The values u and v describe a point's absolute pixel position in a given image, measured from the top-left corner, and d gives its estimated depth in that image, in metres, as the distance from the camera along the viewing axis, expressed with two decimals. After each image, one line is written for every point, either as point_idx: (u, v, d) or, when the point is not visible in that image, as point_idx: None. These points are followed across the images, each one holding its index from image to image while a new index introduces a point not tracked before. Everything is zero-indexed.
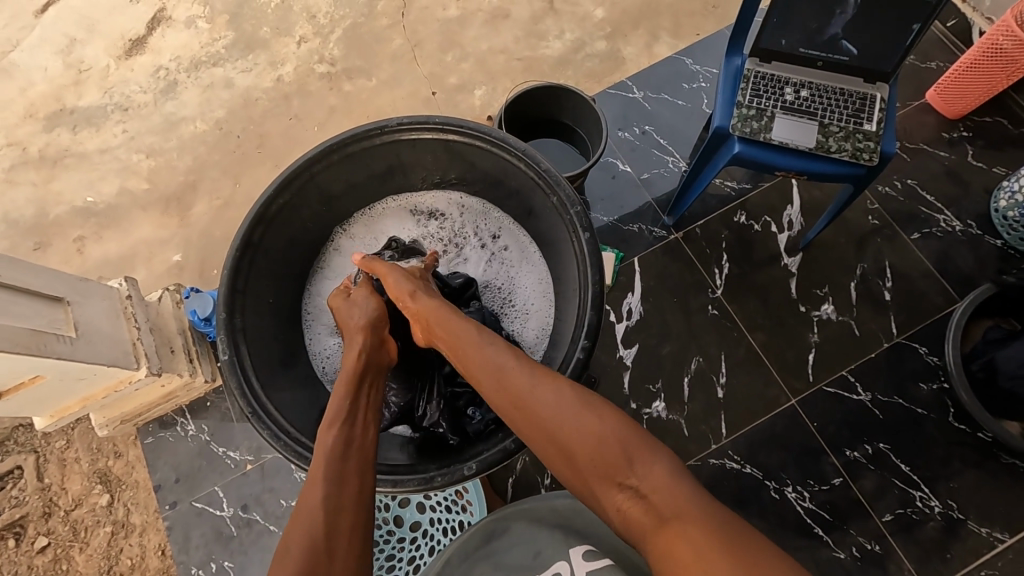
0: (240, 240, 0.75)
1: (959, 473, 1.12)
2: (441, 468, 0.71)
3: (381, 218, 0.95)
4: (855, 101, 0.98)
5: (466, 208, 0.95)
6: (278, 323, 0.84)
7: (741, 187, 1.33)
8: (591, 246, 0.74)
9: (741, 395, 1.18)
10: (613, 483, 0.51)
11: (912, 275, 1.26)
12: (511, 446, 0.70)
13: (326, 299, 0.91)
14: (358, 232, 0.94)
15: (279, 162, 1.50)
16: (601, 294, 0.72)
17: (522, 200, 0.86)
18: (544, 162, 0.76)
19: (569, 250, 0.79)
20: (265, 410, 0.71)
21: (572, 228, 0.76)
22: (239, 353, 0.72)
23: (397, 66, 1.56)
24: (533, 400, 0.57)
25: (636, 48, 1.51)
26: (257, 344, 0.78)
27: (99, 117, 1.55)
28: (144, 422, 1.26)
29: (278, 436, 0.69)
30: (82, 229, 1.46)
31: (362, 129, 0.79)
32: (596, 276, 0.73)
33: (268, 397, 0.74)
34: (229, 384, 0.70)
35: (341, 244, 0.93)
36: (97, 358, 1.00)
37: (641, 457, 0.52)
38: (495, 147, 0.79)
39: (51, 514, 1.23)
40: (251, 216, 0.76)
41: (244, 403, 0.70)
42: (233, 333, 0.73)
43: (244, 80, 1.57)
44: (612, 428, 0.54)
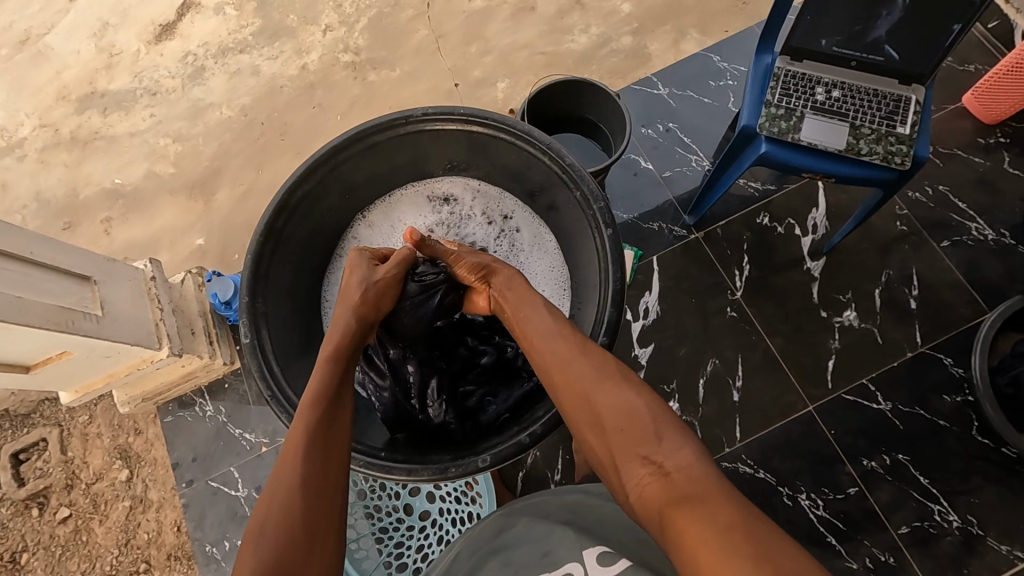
0: (265, 225, 0.76)
1: (980, 488, 1.09)
2: (455, 459, 0.71)
3: (397, 205, 0.94)
4: (889, 103, 0.95)
5: (480, 193, 0.94)
6: (299, 310, 0.85)
7: (765, 189, 1.31)
8: (613, 243, 0.74)
9: (756, 399, 1.17)
10: (636, 455, 0.53)
11: (940, 284, 1.22)
12: (526, 441, 0.70)
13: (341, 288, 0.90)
14: (375, 220, 0.93)
15: (301, 150, 1.51)
16: (622, 292, 0.72)
17: (543, 194, 0.85)
18: (568, 156, 0.76)
19: (590, 246, 0.79)
20: (285, 395, 0.72)
21: (595, 224, 0.75)
22: (261, 338, 0.74)
23: (420, 57, 1.56)
24: (575, 370, 0.61)
25: (662, 44, 1.49)
26: (278, 330, 0.79)
27: (128, 101, 1.58)
28: (164, 401, 1.28)
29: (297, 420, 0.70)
30: (110, 210, 1.49)
31: (387, 118, 0.79)
32: (617, 273, 0.72)
33: (289, 382, 0.75)
34: (250, 368, 0.71)
35: (357, 231, 0.93)
36: (121, 336, 1.03)
37: (669, 438, 0.53)
38: (518, 139, 0.78)
39: (73, 487, 1.27)
40: (276, 202, 0.77)
41: (265, 387, 0.71)
42: (255, 319, 0.74)
43: (270, 68, 1.59)
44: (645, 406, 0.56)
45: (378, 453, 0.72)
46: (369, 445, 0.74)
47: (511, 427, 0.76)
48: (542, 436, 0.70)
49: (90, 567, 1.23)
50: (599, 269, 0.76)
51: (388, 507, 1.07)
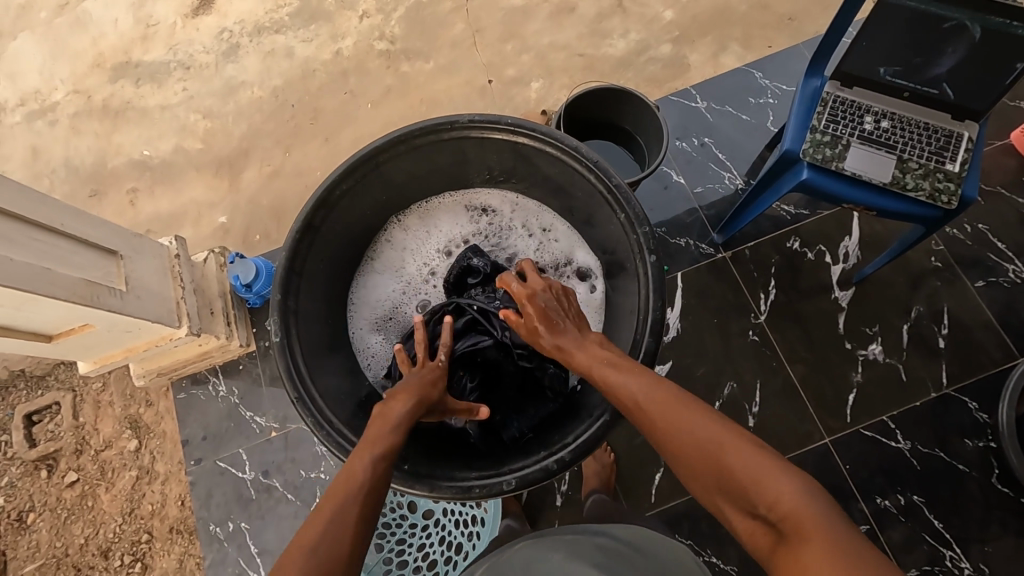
0: (302, 222, 0.75)
1: (997, 538, 1.07)
2: (479, 480, 0.71)
3: (435, 212, 0.95)
4: (940, 138, 0.92)
5: (520, 206, 0.94)
6: (329, 309, 0.85)
7: (797, 213, 1.28)
8: (656, 271, 0.72)
9: (773, 427, 1.15)
10: (738, 505, 0.51)
11: (971, 324, 1.19)
12: (552, 467, 0.70)
13: (370, 292, 0.92)
14: (411, 224, 0.94)
15: (330, 135, 1.50)
16: (662, 322, 0.70)
17: (584, 210, 0.84)
18: (616, 176, 0.74)
19: (630, 271, 0.77)
20: (311, 398, 0.72)
21: (638, 249, 0.74)
22: (290, 337, 0.73)
23: (456, 51, 1.55)
24: (658, 421, 0.58)
25: (702, 55, 1.46)
26: (307, 328, 0.79)
27: (161, 74, 1.58)
28: (178, 377, 1.29)
29: (320, 424, 0.70)
30: (137, 181, 1.50)
31: (433, 122, 0.77)
32: (658, 301, 0.71)
33: (314, 383, 0.74)
34: (278, 367, 0.71)
35: (393, 235, 0.94)
36: (143, 313, 1.03)
37: (771, 484, 0.49)
38: (565, 154, 0.77)
39: (83, 452, 1.29)
40: (314, 199, 0.76)
41: (292, 389, 0.70)
42: (285, 316, 0.74)
43: (304, 51, 1.58)
44: (738, 456, 0.52)
45: (400, 464, 0.72)
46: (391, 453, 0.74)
47: (538, 450, 0.76)
48: (569, 464, 0.70)
49: (93, 532, 1.25)
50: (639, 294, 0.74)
51: (392, 504, 1.07)
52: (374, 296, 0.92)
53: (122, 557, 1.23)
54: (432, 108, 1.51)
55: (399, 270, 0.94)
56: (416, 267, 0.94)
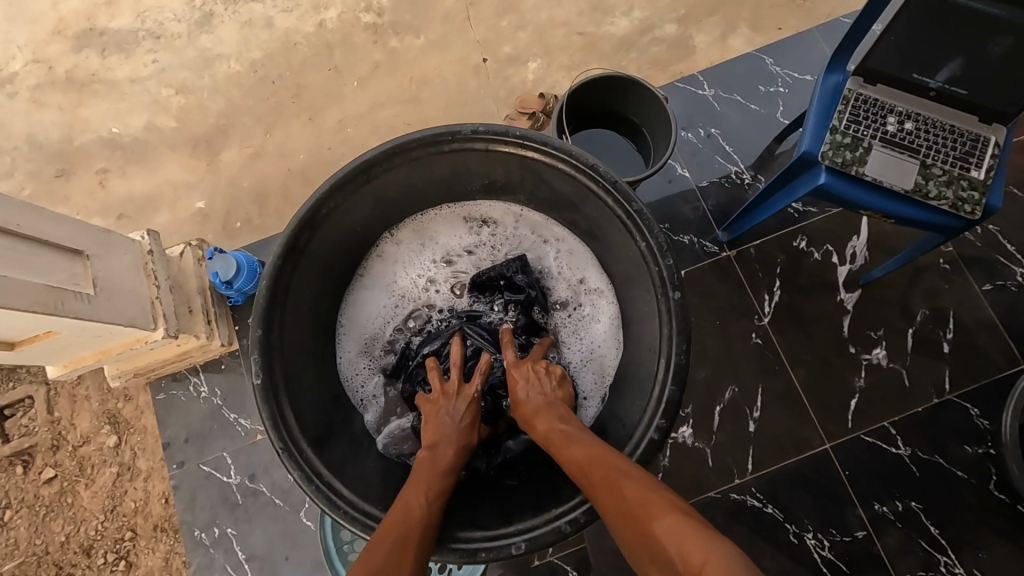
0: (285, 244, 0.74)
1: (991, 545, 1.07)
2: (486, 540, 0.70)
3: (432, 223, 0.93)
4: (965, 142, 0.88)
5: (522, 218, 0.93)
6: (314, 335, 0.83)
7: (805, 210, 1.23)
8: (680, 307, 0.71)
9: (774, 432, 1.13)
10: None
11: (976, 328, 1.17)
12: (565, 529, 0.69)
13: (359, 310, 0.91)
14: (405, 236, 0.92)
15: (314, 115, 1.40)
16: (686, 367, 0.70)
17: (599, 231, 0.83)
18: (637, 201, 0.73)
19: (650, 306, 0.76)
20: (298, 446, 0.71)
21: (660, 284, 0.73)
22: (272, 378, 0.72)
23: (449, 26, 1.44)
24: (603, 491, 0.61)
25: (709, 37, 1.38)
26: (293, 362, 0.77)
27: (129, 43, 1.46)
28: (157, 376, 1.23)
29: (309, 478, 0.70)
30: (107, 161, 1.39)
31: (433, 132, 0.75)
32: (683, 344, 0.71)
33: (298, 424, 0.73)
34: (262, 413, 0.70)
35: (387, 248, 0.92)
36: (114, 317, 0.96)
37: (697, 552, 0.49)
38: (578, 172, 0.76)
39: (60, 448, 1.23)
40: (298, 219, 0.74)
41: (276, 438, 0.70)
42: (267, 351, 0.72)
43: (284, 22, 1.46)
44: (668, 528, 0.52)
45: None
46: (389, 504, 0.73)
47: (547, 503, 0.74)
48: (583, 525, 0.69)
49: (74, 530, 1.20)
50: (659, 332, 0.74)
51: None
52: (365, 313, 0.91)
53: (105, 555, 1.19)
54: (423, 88, 1.41)
55: (394, 286, 0.92)
56: (411, 282, 0.93)
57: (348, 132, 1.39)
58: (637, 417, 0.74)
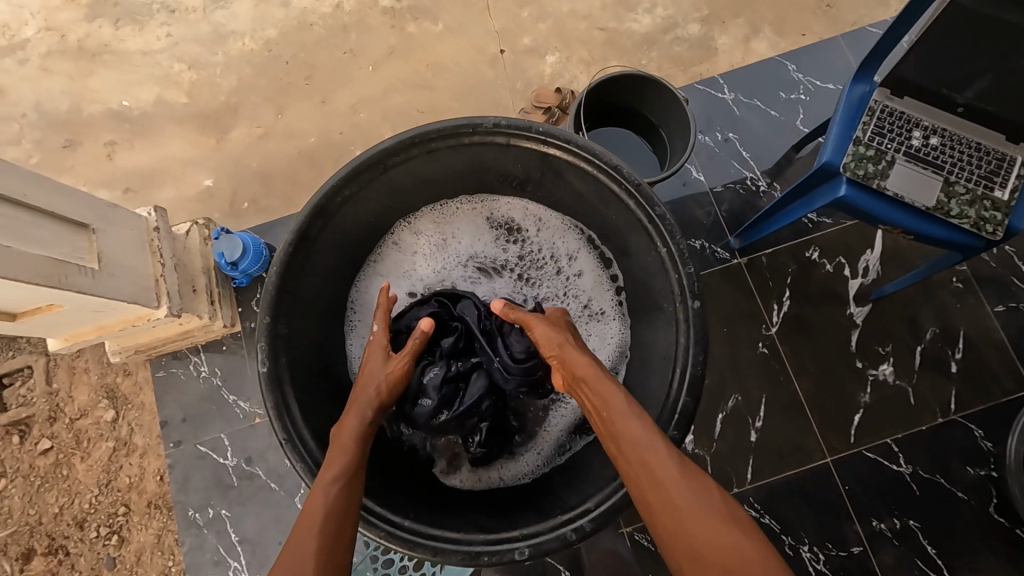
0: (296, 233, 0.72)
1: (987, 567, 1.06)
2: (489, 544, 0.69)
3: (452, 217, 0.92)
4: (991, 161, 0.87)
5: (545, 224, 0.91)
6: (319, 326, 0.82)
7: (819, 221, 1.21)
8: (699, 318, 0.70)
9: (775, 443, 1.12)
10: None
11: (986, 349, 1.16)
12: (570, 536, 0.68)
13: (369, 299, 0.90)
14: (424, 228, 0.91)
15: (327, 98, 1.38)
16: (701, 379, 0.69)
17: (619, 237, 0.82)
18: (660, 207, 0.72)
19: (667, 316, 0.75)
20: (302, 438, 0.70)
21: (679, 293, 0.72)
22: (277, 367, 0.71)
23: (468, 14, 1.42)
24: (671, 490, 0.58)
25: (732, 39, 1.36)
26: (298, 353, 0.77)
27: (142, 15, 1.44)
28: (157, 354, 1.22)
29: (312, 472, 0.69)
30: (115, 133, 1.37)
31: (454, 123, 0.74)
32: (700, 356, 0.70)
33: (302, 415, 0.73)
34: (265, 403, 0.69)
35: (407, 236, 0.91)
36: (118, 293, 0.96)
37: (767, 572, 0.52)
38: (601, 172, 0.74)
39: (57, 420, 1.22)
40: (310, 207, 0.73)
41: (280, 429, 0.69)
42: (273, 342, 0.72)
43: (301, 1, 1.44)
44: (739, 541, 0.54)
45: (406, 515, 0.71)
46: (394, 503, 0.72)
47: (553, 510, 0.74)
48: (589, 533, 0.68)
49: (68, 501, 1.20)
50: (675, 342, 0.73)
51: None
52: (374, 301, 0.90)
53: (97, 528, 1.19)
54: (439, 75, 1.39)
55: (408, 274, 0.91)
56: (426, 271, 0.92)
57: (360, 117, 1.37)
58: None
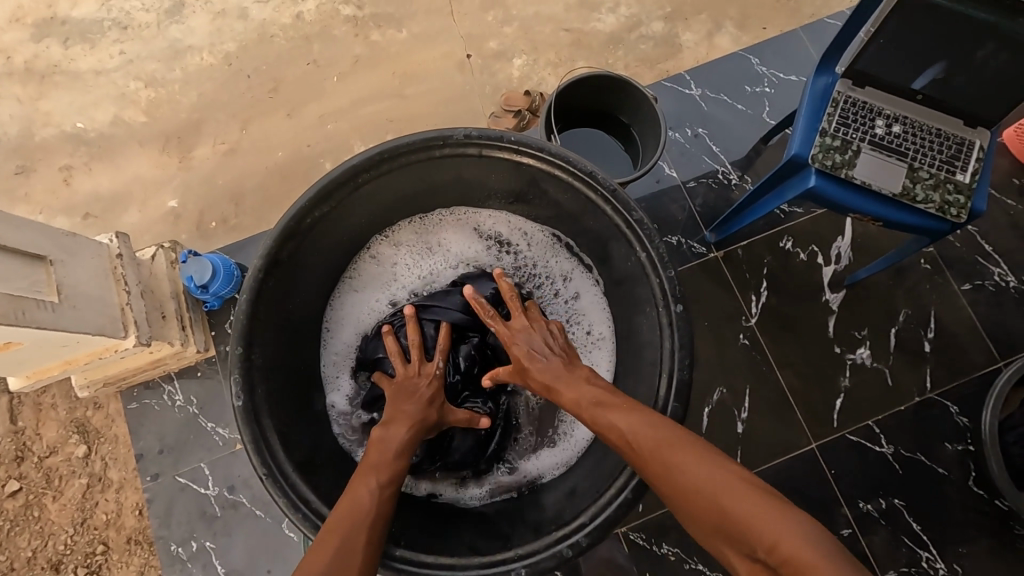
0: (266, 257, 0.70)
1: (971, 540, 1.09)
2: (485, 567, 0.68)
3: (435, 230, 0.91)
4: (952, 146, 0.89)
5: (530, 237, 0.90)
6: (295, 350, 0.80)
7: (791, 211, 1.23)
8: (682, 321, 0.71)
9: (762, 434, 1.13)
10: (741, 551, 0.54)
11: (957, 328, 1.19)
12: (567, 552, 0.67)
13: (351, 315, 0.88)
14: (405, 241, 0.90)
15: (293, 111, 1.35)
16: (688, 382, 0.69)
17: (597, 242, 0.82)
18: (637, 211, 0.72)
19: (650, 318, 0.75)
20: (283, 471, 0.68)
21: (661, 296, 0.72)
22: (254, 399, 0.69)
23: (433, 20, 1.40)
24: (659, 467, 0.60)
25: (696, 36, 1.37)
26: (275, 381, 0.74)
27: (93, 33, 1.39)
28: (128, 385, 1.17)
29: (296, 507, 0.66)
30: (71, 157, 1.32)
31: (425, 136, 0.73)
32: (685, 357, 0.70)
33: (282, 448, 0.70)
34: (242, 436, 0.67)
35: (387, 248, 0.89)
36: (82, 325, 0.92)
37: (769, 526, 0.52)
38: (577, 179, 0.74)
39: (24, 459, 1.17)
40: (281, 230, 0.71)
41: (259, 464, 0.67)
42: (248, 372, 0.69)
43: (260, 13, 1.41)
44: (739, 503, 0.54)
45: (397, 542, 0.70)
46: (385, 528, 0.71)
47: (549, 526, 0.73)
48: (586, 547, 0.67)
49: (42, 544, 1.14)
50: (659, 345, 0.73)
51: None
52: (356, 318, 0.89)
53: (74, 570, 1.14)
54: (406, 83, 1.37)
55: (388, 286, 0.89)
56: (406, 284, 0.90)
57: (328, 128, 1.35)
58: None
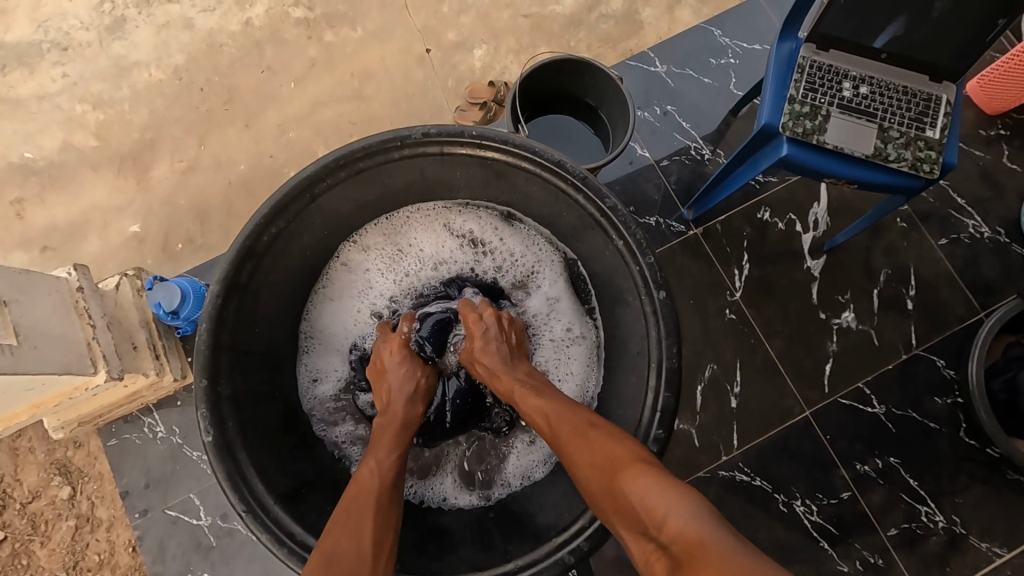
0: (226, 280, 0.67)
1: (966, 489, 1.11)
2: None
3: (406, 232, 0.87)
4: (920, 102, 0.89)
5: (505, 234, 0.87)
6: (268, 373, 0.77)
7: (766, 181, 1.23)
8: (666, 307, 0.69)
9: (755, 406, 1.13)
10: (640, 533, 0.55)
11: (937, 283, 1.20)
12: (568, 559, 0.66)
13: (328, 326, 0.86)
14: (376, 245, 0.86)
15: (251, 121, 1.30)
16: (677, 368, 0.68)
17: (573, 232, 0.80)
18: (610, 197, 0.70)
19: (633, 303, 0.73)
20: (264, 505, 0.66)
21: (642, 282, 0.70)
22: (226, 433, 0.66)
23: (387, 15, 1.36)
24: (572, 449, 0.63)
25: (657, 11, 1.35)
26: (248, 410, 0.71)
27: (31, 56, 1.32)
28: (106, 422, 1.13)
29: (282, 541, 0.64)
30: (21, 188, 1.26)
31: (381, 139, 0.70)
32: (672, 343, 0.68)
33: (261, 480, 0.68)
34: (216, 471, 0.64)
35: (360, 254, 0.86)
36: (47, 366, 0.87)
37: (662, 509, 0.54)
38: (546, 170, 0.71)
39: (6, 507, 1.12)
40: (239, 250, 0.68)
41: (238, 501, 0.64)
42: (218, 405, 0.66)
43: (206, 22, 1.35)
44: (641, 483, 0.56)
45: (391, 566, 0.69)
46: None
47: (548, 534, 0.72)
48: (586, 552, 0.66)
49: None
50: (644, 332, 0.71)
51: None
52: (333, 329, 0.86)
53: None
54: (365, 83, 1.33)
55: (365, 294, 0.87)
56: (381, 289, 0.87)
57: (290, 137, 1.30)
58: (632, 424, 0.72)
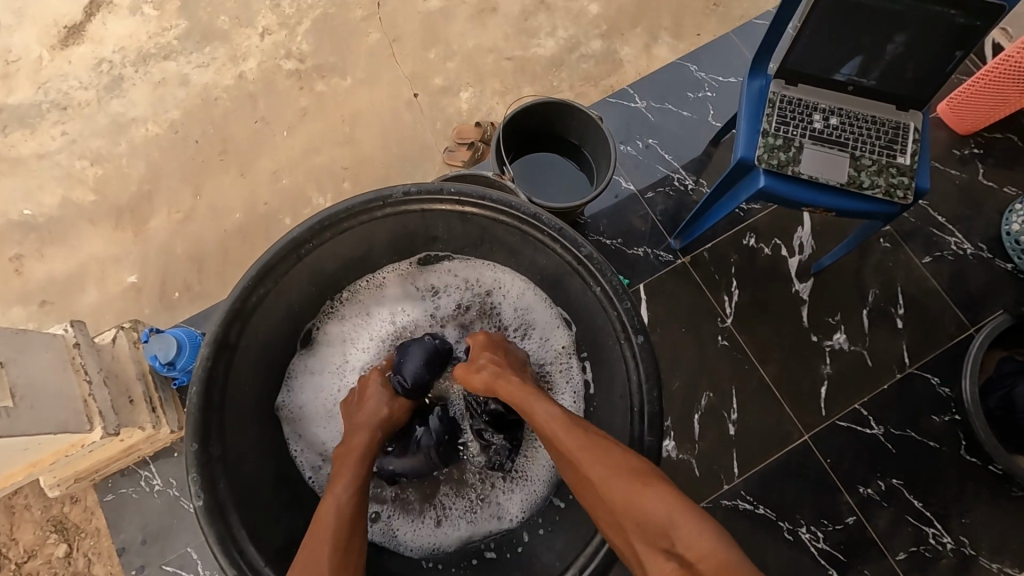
0: (214, 342, 0.68)
1: (972, 508, 1.10)
2: None
3: (374, 291, 0.88)
4: (888, 131, 0.92)
5: (464, 273, 0.89)
6: (262, 429, 0.79)
7: (749, 208, 1.26)
8: (645, 352, 0.71)
9: (752, 432, 1.13)
10: (654, 545, 0.57)
11: (924, 300, 1.21)
12: None
13: (309, 397, 0.85)
14: (350, 311, 0.87)
15: (245, 169, 1.34)
16: (659, 413, 0.69)
17: (553, 279, 0.81)
18: (586, 246, 0.72)
19: (613, 350, 0.75)
20: (256, 568, 0.66)
21: (622, 329, 0.71)
22: (217, 494, 0.67)
23: (375, 64, 1.41)
24: (586, 464, 0.62)
25: (634, 49, 1.40)
26: (239, 469, 0.72)
27: (32, 117, 1.36)
28: (103, 476, 1.12)
29: None
30: (21, 245, 1.28)
31: (363, 200, 0.72)
32: (654, 386, 0.70)
33: (252, 542, 0.68)
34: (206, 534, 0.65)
35: (324, 331, 0.86)
36: (44, 425, 0.87)
37: (685, 528, 0.55)
38: (523, 222, 0.74)
39: (1, 568, 1.10)
40: (225, 314, 0.69)
41: (228, 564, 0.65)
42: (208, 468, 0.67)
43: (201, 77, 1.40)
44: (652, 501, 0.58)
45: None
46: None
47: None
48: None
49: None
50: (627, 379, 0.72)
51: None
52: (315, 399, 0.85)
53: None
54: (356, 129, 1.37)
55: (343, 362, 0.87)
56: (360, 354, 0.88)
57: (283, 183, 1.33)
58: None
